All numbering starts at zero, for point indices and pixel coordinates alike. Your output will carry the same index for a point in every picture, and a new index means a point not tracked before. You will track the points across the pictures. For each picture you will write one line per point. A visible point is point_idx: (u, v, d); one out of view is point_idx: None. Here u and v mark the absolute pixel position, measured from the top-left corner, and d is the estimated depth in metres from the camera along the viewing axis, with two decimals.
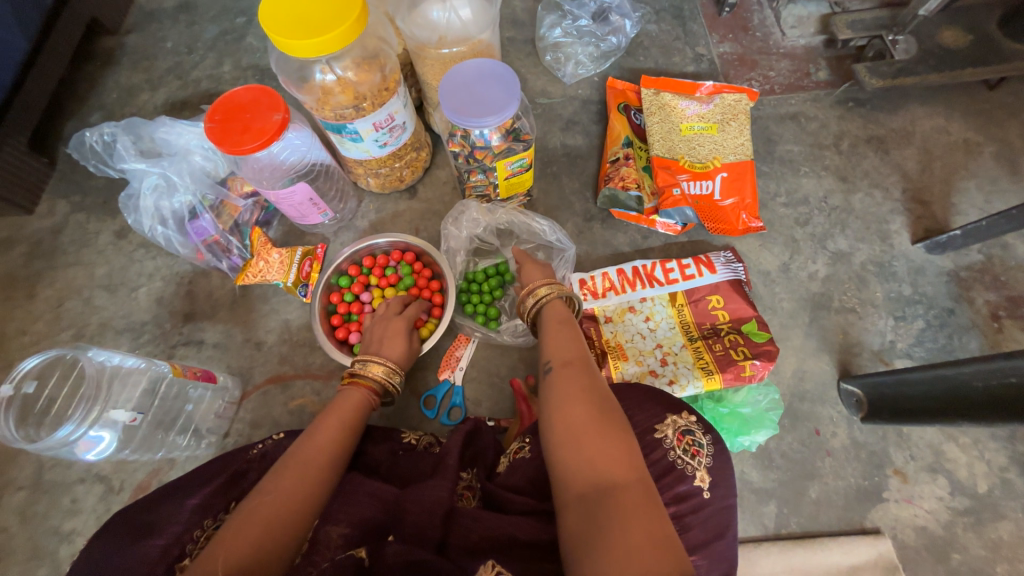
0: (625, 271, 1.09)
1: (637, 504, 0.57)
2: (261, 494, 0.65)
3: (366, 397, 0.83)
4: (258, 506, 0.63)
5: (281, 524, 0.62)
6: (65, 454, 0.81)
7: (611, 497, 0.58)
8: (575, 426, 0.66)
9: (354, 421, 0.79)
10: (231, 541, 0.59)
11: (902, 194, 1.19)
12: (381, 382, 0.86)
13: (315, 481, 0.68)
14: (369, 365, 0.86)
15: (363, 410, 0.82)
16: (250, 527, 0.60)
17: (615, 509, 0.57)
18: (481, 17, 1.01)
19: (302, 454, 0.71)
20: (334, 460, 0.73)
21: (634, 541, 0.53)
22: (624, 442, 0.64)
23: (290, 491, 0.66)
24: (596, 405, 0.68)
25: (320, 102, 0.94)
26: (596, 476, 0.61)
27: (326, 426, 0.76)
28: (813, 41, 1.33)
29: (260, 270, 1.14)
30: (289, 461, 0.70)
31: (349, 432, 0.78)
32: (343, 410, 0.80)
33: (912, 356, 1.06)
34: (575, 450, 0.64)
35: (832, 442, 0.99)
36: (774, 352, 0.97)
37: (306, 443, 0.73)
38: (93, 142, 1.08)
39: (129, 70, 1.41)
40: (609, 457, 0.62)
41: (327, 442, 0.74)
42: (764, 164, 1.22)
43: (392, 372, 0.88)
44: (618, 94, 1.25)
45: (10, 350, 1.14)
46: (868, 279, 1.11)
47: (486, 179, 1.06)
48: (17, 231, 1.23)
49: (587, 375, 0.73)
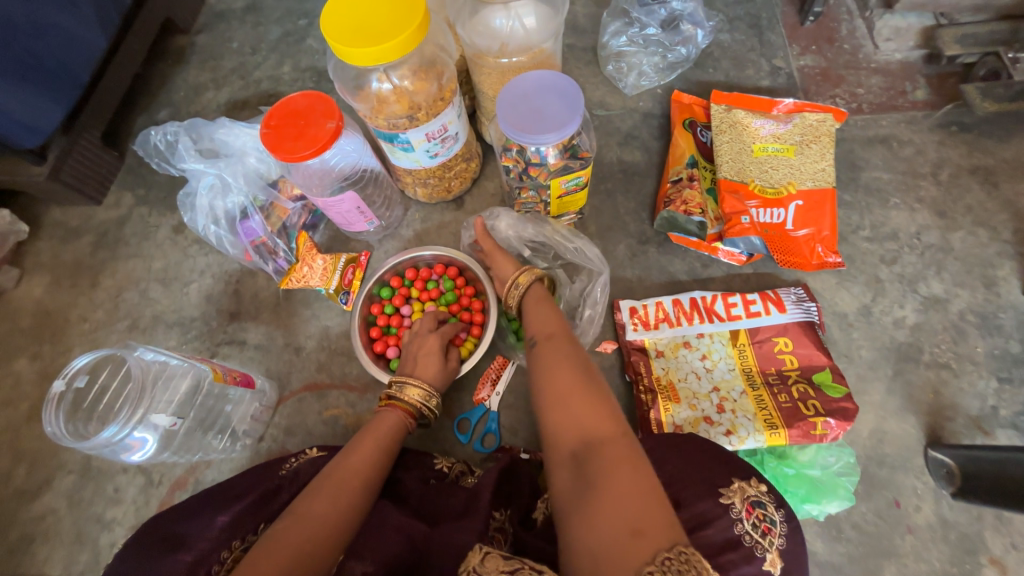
0: (681, 302, 1.00)
1: (622, 455, 0.56)
2: (295, 512, 0.63)
3: (404, 420, 0.82)
4: (292, 524, 0.61)
5: (314, 547, 0.59)
6: (111, 453, 0.82)
7: (598, 452, 0.57)
8: (561, 390, 0.66)
9: (389, 443, 0.78)
10: (261, 560, 0.56)
11: (1013, 235, 1.04)
12: (418, 405, 0.83)
13: (349, 506, 0.66)
14: (407, 387, 0.84)
15: (399, 433, 0.81)
16: (282, 546, 0.58)
17: (603, 461, 0.56)
18: (546, 25, 0.95)
19: (337, 473, 0.70)
20: (370, 485, 0.71)
21: (618, 487, 0.52)
22: (608, 401, 0.64)
23: (325, 510, 0.64)
24: (580, 369, 0.68)
25: (374, 110, 0.90)
26: (583, 434, 0.60)
27: (363, 445, 0.75)
28: (911, 56, 1.19)
29: (304, 275, 1.13)
30: (326, 480, 0.68)
31: (386, 452, 0.77)
32: (379, 431, 0.78)
33: (1017, 426, 0.91)
34: (561, 411, 0.64)
35: (915, 517, 0.87)
36: (852, 412, 0.86)
37: (342, 460, 0.72)
38: (156, 141, 1.10)
39: (197, 69, 1.45)
40: (594, 415, 0.61)
41: (365, 463, 0.73)
42: (847, 193, 1.09)
43: (429, 395, 0.85)
44: (683, 109, 1.16)
45: (71, 336, 1.19)
46: (968, 331, 0.97)
47: (537, 196, 1.01)
48: (87, 221, 1.29)
49: (569, 344, 0.73)
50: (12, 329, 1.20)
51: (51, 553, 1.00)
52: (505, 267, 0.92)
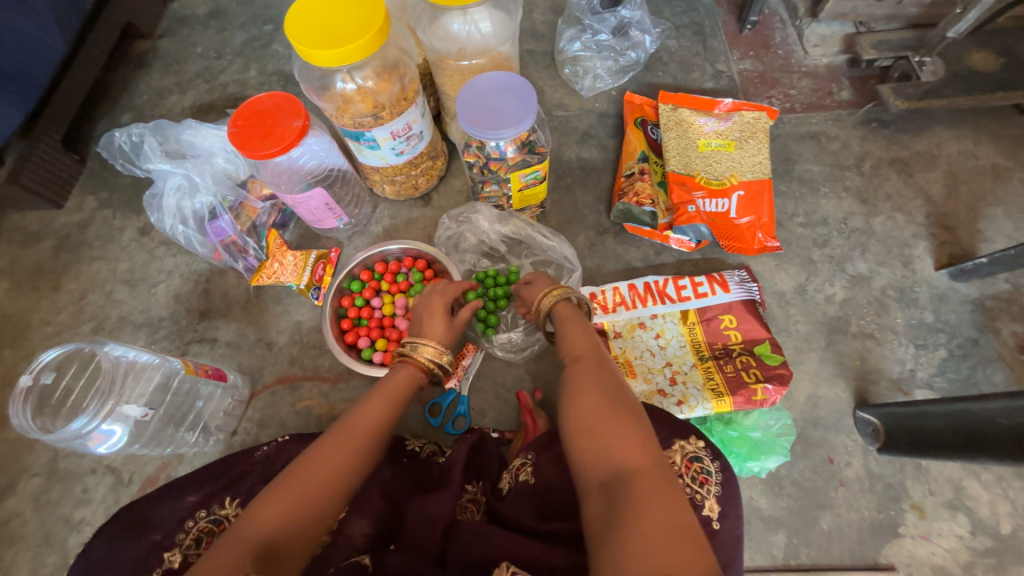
0: (636, 286, 1.08)
1: (655, 489, 0.58)
2: (301, 464, 0.64)
3: (416, 377, 0.80)
4: (295, 475, 0.62)
5: (318, 500, 0.61)
6: (78, 447, 0.82)
7: (630, 483, 0.59)
8: (592, 417, 0.67)
9: (401, 402, 0.76)
10: (263, 510, 0.59)
11: (926, 218, 1.16)
12: (429, 364, 0.81)
13: (358, 458, 0.67)
14: (419, 347, 0.81)
15: (411, 390, 0.79)
16: (282, 501, 0.60)
17: (636, 495, 0.58)
18: (502, 30, 1.01)
19: (348, 424, 0.70)
20: (379, 437, 0.71)
21: (651, 525, 0.54)
22: (640, 429, 0.65)
23: (332, 464, 0.64)
24: (610, 395, 0.69)
25: (340, 110, 0.95)
26: (615, 464, 0.62)
27: (374, 400, 0.74)
28: (836, 61, 1.32)
29: (274, 272, 1.16)
30: (335, 432, 0.68)
31: (397, 408, 0.75)
32: (391, 387, 0.76)
33: (932, 387, 1.03)
34: (591, 438, 0.65)
35: (846, 471, 0.97)
36: (787, 377, 0.95)
37: (353, 413, 0.72)
38: (121, 143, 1.12)
39: (161, 73, 1.45)
40: (626, 445, 0.63)
41: (375, 417, 0.72)
42: (783, 183, 1.20)
43: (440, 352, 0.82)
44: (635, 109, 1.25)
45: (32, 340, 1.17)
46: (889, 304, 1.09)
47: (500, 190, 1.07)
48: (47, 225, 1.28)
49: (599, 365, 0.75)
50: None
51: (15, 558, 0.99)
52: (530, 291, 0.91)
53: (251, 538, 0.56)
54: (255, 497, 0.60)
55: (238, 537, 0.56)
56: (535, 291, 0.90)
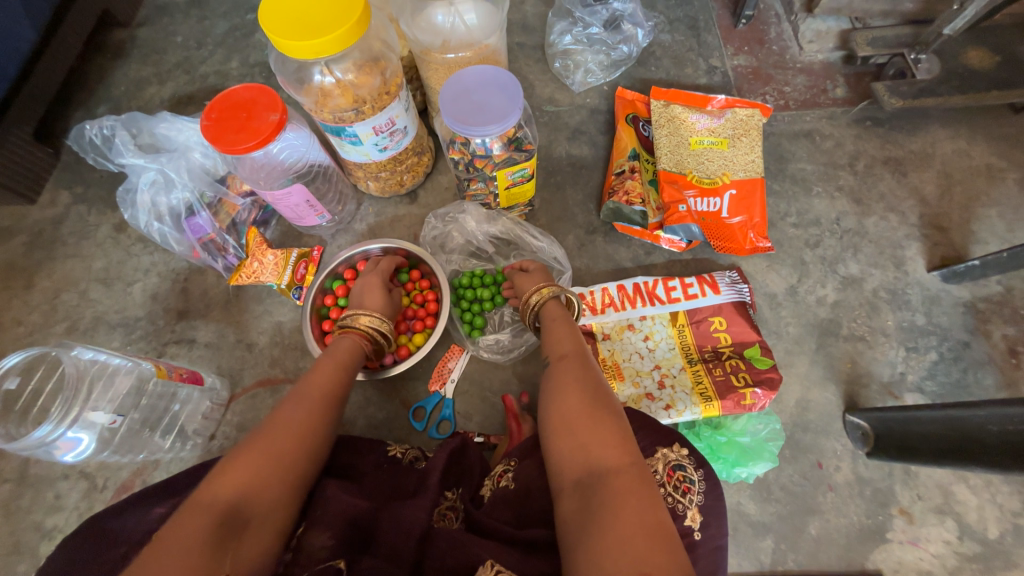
0: (625, 287, 1.06)
1: (630, 489, 0.57)
2: (256, 434, 0.67)
3: (362, 344, 0.85)
4: (254, 442, 0.66)
5: (279, 462, 0.65)
6: (43, 455, 0.79)
7: (604, 483, 0.59)
8: (572, 415, 0.67)
9: (349, 368, 0.81)
10: (221, 480, 0.61)
11: (919, 219, 1.15)
12: (372, 331, 0.87)
13: (319, 416, 0.72)
14: (354, 318, 0.87)
15: (358, 357, 0.84)
16: (241, 469, 0.62)
17: (612, 494, 0.57)
18: (489, 22, 0.97)
19: (306, 385, 0.76)
20: (332, 401, 0.76)
21: (626, 529, 0.53)
22: (619, 429, 0.65)
23: (292, 426, 0.69)
24: (591, 395, 0.69)
25: (319, 104, 0.91)
26: (591, 463, 0.62)
27: (322, 368, 0.79)
28: (831, 57, 1.30)
29: (254, 271, 1.11)
30: (290, 399, 0.73)
31: (345, 371, 0.81)
32: (338, 353, 0.82)
33: (922, 391, 1.02)
34: (568, 436, 0.66)
35: (835, 476, 0.96)
36: (777, 381, 0.94)
37: (301, 384, 0.76)
38: (92, 136, 1.06)
39: (139, 63, 1.40)
40: (603, 443, 0.62)
41: (327, 382, 0.77)
42: (775, 182, 1.18)
43: (374, 318, 0.87)
44: (626, 105, 1.22)
45: (4, 340, 1.13)
46: (880, 306, 1.07)
47: (486, 188, 1.04)
48: (19, 221, 1.24)
49: (581, 365, 0.74)
50: None
51: None
52: (527, 280, 0.93)
53: (220, 498, 0.59)
54: (217, 466, 0.63)
55: (200, 506, 0.58)
56: (531, 283, 0.91)
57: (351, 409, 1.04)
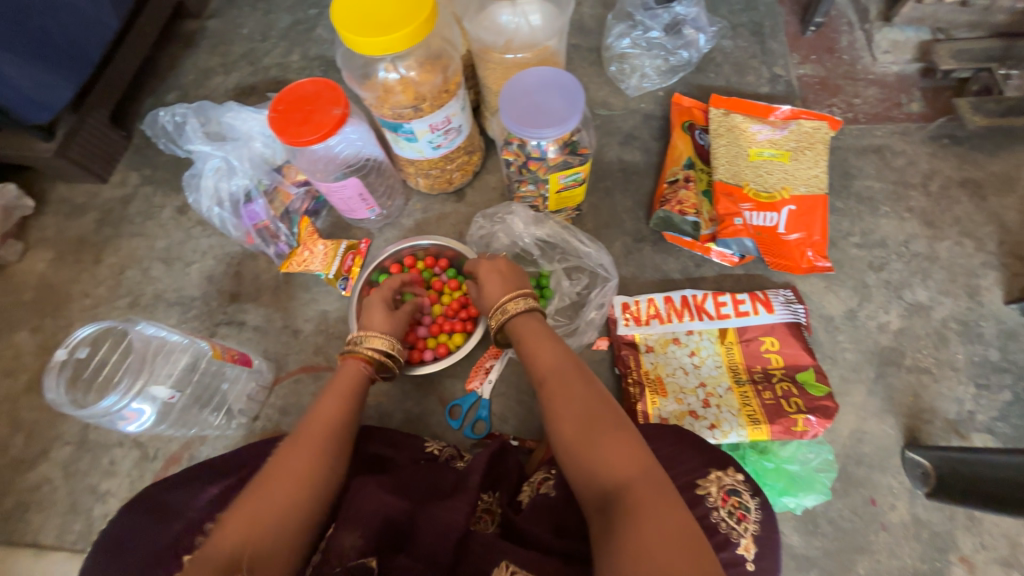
0: (673, 300, 1.03)
1: (653, 503, 0.56)
2: (258, 482, 0.65)
3: (362, 368, 0.82)
4: (255, 489, 0.64)
5: (279, 510, 0.62)
6: (110, 424, 0.83)
7: (624, 502, 0.57)
8: (574, 432, 0.65)
9: (353, 395, 0.79)
10: (223, 532, 0.59)
11: (998, 247, 1.07)
12: (375, 353, 0.83)
13: (323, 453, 0.70)
14: (360, 344, 0.84)
15: (362, 383, 0.81)
16: (241, 521, 0.60)
17: (635, 513, 0.55)
18: (552, 24, 0.97)
19: (310, 421, 0.74)
20: (336, 434, 0.73)
21: (657, 547, 0.52)
22: (627, 440, 0.63)
23: (293, 469, 0.67)
24: (589, 408, 0.66)
25: (380, 99, 0.92)
26: (608, 483, 0.60)
27: (326, 400, 0.77)
28: (908, 69, 1.22)
29: (304, 260, 1.16)
30: (292, 438, 0.71)
31: (353, 403, 0.78)
32: (341, 385, 0.79)
33: (992, 432, 0.95)
34: (578, 459, 0.63)
35: (890, 515, 0.90)
36: (832, 410, 0.89)
37: (306, 419, 0.74)
38: (165, 122, 1.12)
39: (207, 54, 1.47)
40: (611, 457, 0.61)
41: (331, 415, 0.75)
42: (839, 200, 1.12)
43: (379, 341, 0.84)
44: (683, 111, 1.19)
45: (72, 311, 1.21)
46: (950, 337, 1.01)
47: (536, 191, 1.03)
48: (92, 199, 1.31)
49: (569, 376, 0.71)
50: (14, 301, 1.22)
51: (45, 522, 1.03)
52: (487, 289, 0.87)
53: (220, 551, 0.57)
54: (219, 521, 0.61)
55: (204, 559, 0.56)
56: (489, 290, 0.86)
57: (389, 402, 1.05)
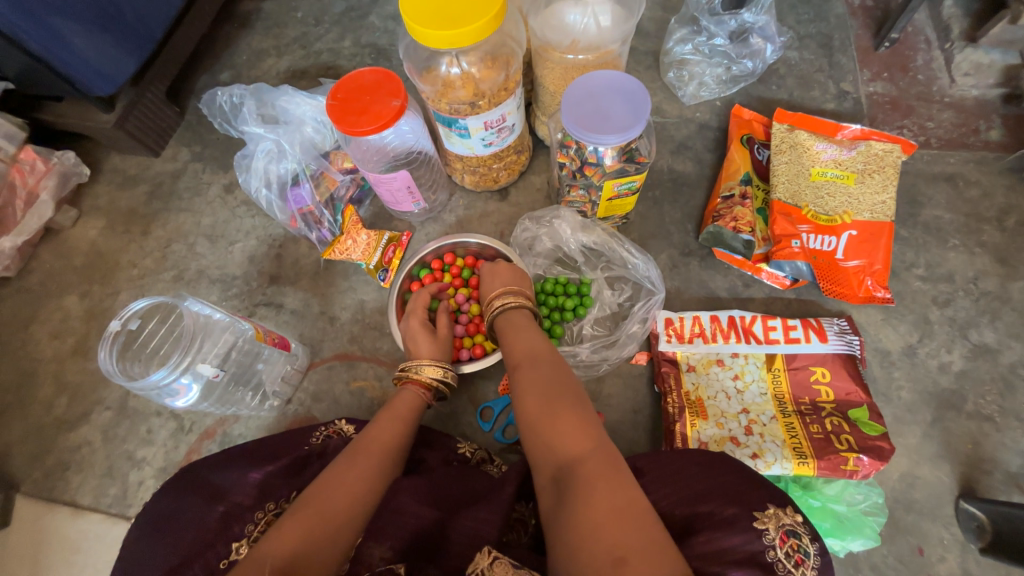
0: (719, 319, 0.99)
1: (598, 475, 0.54)
2: (315, 490, 0.66)
3: (421, 395, 0.85)
4: (311, 497, 0.65)
5: (335, 523, 0.62)
6: (159, 397, 0.85)
7: (572, 475, 0.55)
8: (534, 411, 0.64)
9: (411, 420, 0.82)
10: (277, 537, 0.59)
11: None
12: (433, 381, 0.86)
13: (377, 471, 0.71)
14: (417, 371, 0.86)
15: (419, 408, 0.84)
16: (295, 526, 0.60)
17: (580, 486, 0.53)
18: (620, 26, 0.93)
19: (369, 437, 0.76)
20: (392, 455, 0.75)
21: (596, 517, 0.50)
22: (582, 417, 0.61)
23: (350, 483, 0.68)
24: (550, 387, 0.65)
25: (439, 94, 0.91)
26: (559, 457, 0.58)
27: (383, 420, 0.80)
28: (989, 94, 1.15)
29: (346, 248, 1.15)
30: (349, 452, 0.73)
31: (408, 427, 0.81)
32: (399, 409, 0.82)
33: None
34: (536, 436, 0.62)
35: (938, 567, 0.86)
36: (887, 451, 0.84)
37: (364, 435, 0.77)
38: (222, 102, 1.13)
39: (261, 35, 1.48)
40: (565, 433, 0.59)
41: (387, 435, 0.77)
42: (904, 228, 1.06)
43: (437, 370, 0.87)
44: (742, 124, 1.14)
45: (119, 279, 1.24)
46: (1016, 385, 0.95)
47: (586, 197, 1.00)
48: (144, 171, 1.34)
49: (538, 360, 0.71)
50: (66, 266, 1.26)
51: (83, 482, 1.06)
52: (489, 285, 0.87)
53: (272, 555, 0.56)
54: (275, 523, 0.61)
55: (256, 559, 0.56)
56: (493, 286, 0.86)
57: None
